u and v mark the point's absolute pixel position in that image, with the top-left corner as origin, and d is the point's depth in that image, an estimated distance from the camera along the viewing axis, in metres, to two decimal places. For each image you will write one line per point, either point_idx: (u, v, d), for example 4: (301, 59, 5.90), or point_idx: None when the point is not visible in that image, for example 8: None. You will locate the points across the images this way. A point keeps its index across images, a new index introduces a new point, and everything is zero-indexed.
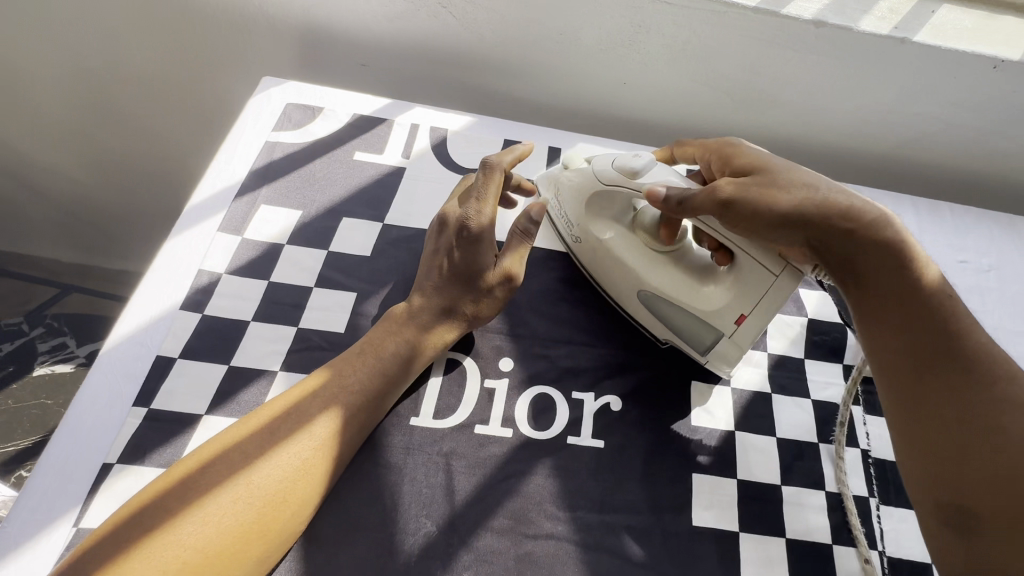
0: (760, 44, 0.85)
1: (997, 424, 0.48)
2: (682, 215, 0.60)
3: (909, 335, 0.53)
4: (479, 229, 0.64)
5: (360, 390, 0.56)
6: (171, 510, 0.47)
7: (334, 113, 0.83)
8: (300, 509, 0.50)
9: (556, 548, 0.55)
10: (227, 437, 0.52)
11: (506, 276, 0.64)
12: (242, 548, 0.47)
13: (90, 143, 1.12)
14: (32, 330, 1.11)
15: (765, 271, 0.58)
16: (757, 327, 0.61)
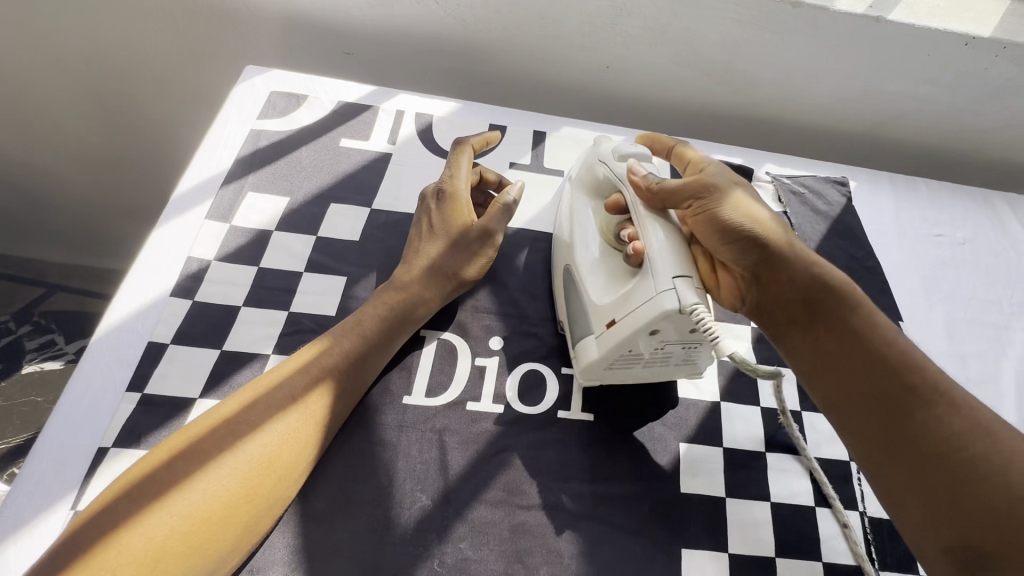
0: (739, 24, 0.86)
1: (954, 445, 0.48)
2: (654, 198, 0.59)
3: (853, 361, 0.55)
4: (452, 191, 0.68)
5: (348, 351, 0.59)
6: (163, 482, 0.48)
7: (318, 100, 0.83)
8: (290, 475, 0.51)
9: (549, 517, 0.57)
10: (217, 412, 0.53)
11: (484, 233, 0.67)
12: (234, 514, 0.48)
13: (71, 138, 1.10)
14: (19, 328, 1.10)
15: (652, 283, 0.53)
16: (615, 342, 0.55)
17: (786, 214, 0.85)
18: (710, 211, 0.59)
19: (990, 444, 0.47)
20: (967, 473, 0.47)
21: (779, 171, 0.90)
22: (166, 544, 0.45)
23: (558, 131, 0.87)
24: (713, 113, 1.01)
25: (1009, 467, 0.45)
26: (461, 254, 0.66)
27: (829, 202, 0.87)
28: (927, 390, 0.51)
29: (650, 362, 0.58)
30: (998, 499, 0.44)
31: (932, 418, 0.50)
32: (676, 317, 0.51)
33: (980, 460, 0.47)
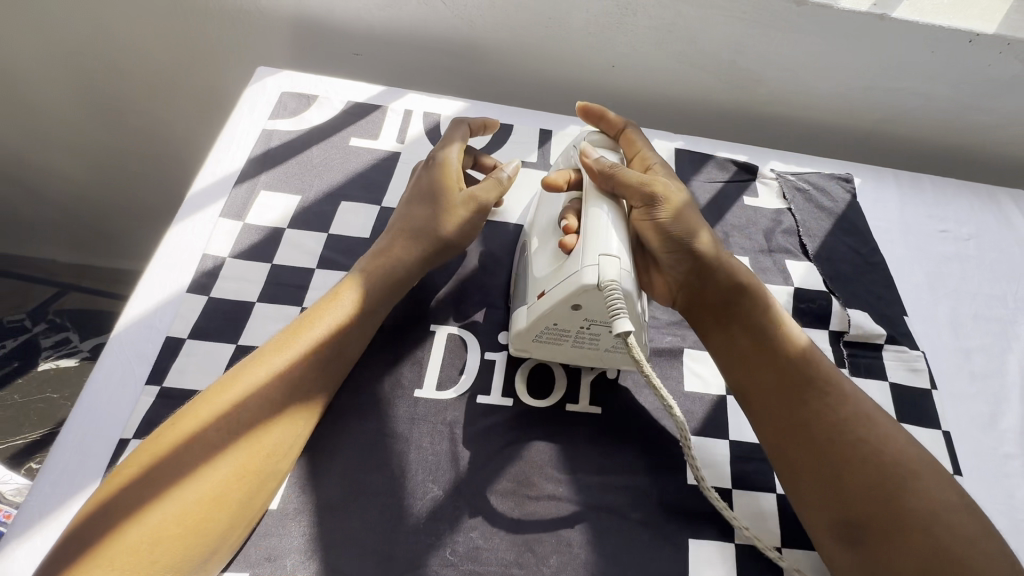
0: (744, 23, 0.87)
1: (841, 429, 0.56)
2: (603, 182, 0.62)
3: (768, 354, 0.61)
4: (444, 161, 0.68)
5: (330, 326, 0.58)
6: (153, 472, 0.48)
7: (328, 100, 0.85)
8: (281, 454, 0.52)
9: (558, 508, 0.58)
10: (203, 399, 0.52)
11: (471, 203, 0.66)
12: (229, 497, 0.48)
13: (85, 139, 1.12)
14: (35, 326, 1.13)
15: (580, 257, 0.56)
16: (540, 312, 0.59)
17: (790, 210, 0.85)
18: (656, 213, 0.62)
19: (871, 430, 0.55)
20: (851, 453, 0.54)
21: (783, 168, 0.91)
22: (164, 531, 0.46)
23: (564, 130, 0.88)
24: (719, 111, 1.02)
25: (883, 451, 0.54)
26: (444, 222, 0.66)
27: (834, 199, 0.87)
28: (824, 381, 0.59)
29: (577, 340, 0.61)
30: (876, 477, 0.53)
31: (824, 406, 0.58)
32: (593, 291, 0.54)
33: (860, 443, 0.55)
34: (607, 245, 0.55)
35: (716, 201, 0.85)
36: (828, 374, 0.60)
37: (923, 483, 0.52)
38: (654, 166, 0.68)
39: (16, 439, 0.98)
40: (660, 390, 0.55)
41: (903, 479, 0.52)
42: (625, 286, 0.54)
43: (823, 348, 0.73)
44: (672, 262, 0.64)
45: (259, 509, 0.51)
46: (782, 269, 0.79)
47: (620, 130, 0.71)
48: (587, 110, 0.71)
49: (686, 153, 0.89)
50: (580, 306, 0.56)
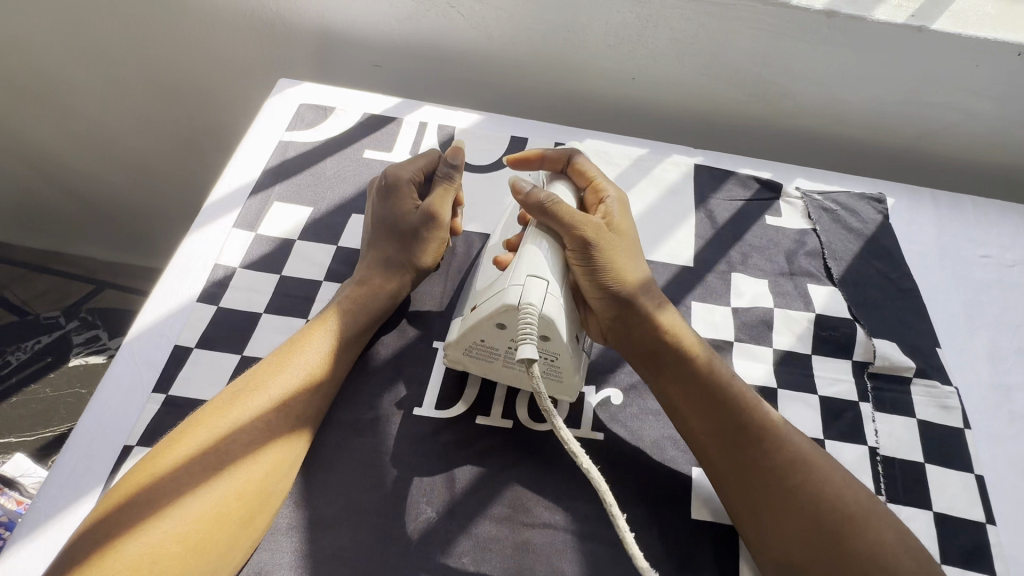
0: (772, 35, 0.84)
1: (780, 475, 0.54)
2: (533, 212, 0.62)
3: (706, 403, 0.59)
4: (398, 181, 0.68)
5: (318, 348, 0.59)
6: (152, 493, 0.48)
7: (345, 112, 0.86)
8: (283, 474, 0.53)
9: (554, 537, 0.56)
10: (205, 422, 0.52)
11: (433, 217, 0.67)
12: (231, 516, 0.49)
13: (121, 145, 1.17)
14: (68, 324, 1.18)
15: (507, 276, 0.58)
16: (467, 326, 0.60)
17: (815, 231, 0.81)
18: (591, 255, 0.61)
19: (812, 474, 0.54)
20: (795, 500, 0.53)
21: (810, 186, 0.87)
22: (164, 551, 0.46)
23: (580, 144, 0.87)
24: (744, 126, 0.98)
25: (824, 496, 0.53)
26: (416, 242, 0.67)
27: (864, 220, 0.83)
28: (762, 427, 0.57)
29: (506, 359, 0.61)
30: (818, 522, 0.52)
31: (761, 452, 0.56)
32: (513, 311, 0.56)
33: (801, 488, 0.53)
34: (537, 267, 0.58)
35: (736, 220, 0.82)
36: (766, 420, 0.57)
37: (865, 528, 0.51)
38: (606, 200, 0.66)
39: (44, 432, 1.02)
40: (600, 485, 0.50)
41: (844, 524, 0.51)
42: (544, 309, 0.56)
43: (845, 379, 0.69)
44: (598, 306, 0.62)
45: (258, 532, 0.51)
46: (804, 293, 0.75)
47: (567, 164, 0.68)
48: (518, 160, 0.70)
49: (707, 169, 0.86)
50: (504, 325, 0.57)
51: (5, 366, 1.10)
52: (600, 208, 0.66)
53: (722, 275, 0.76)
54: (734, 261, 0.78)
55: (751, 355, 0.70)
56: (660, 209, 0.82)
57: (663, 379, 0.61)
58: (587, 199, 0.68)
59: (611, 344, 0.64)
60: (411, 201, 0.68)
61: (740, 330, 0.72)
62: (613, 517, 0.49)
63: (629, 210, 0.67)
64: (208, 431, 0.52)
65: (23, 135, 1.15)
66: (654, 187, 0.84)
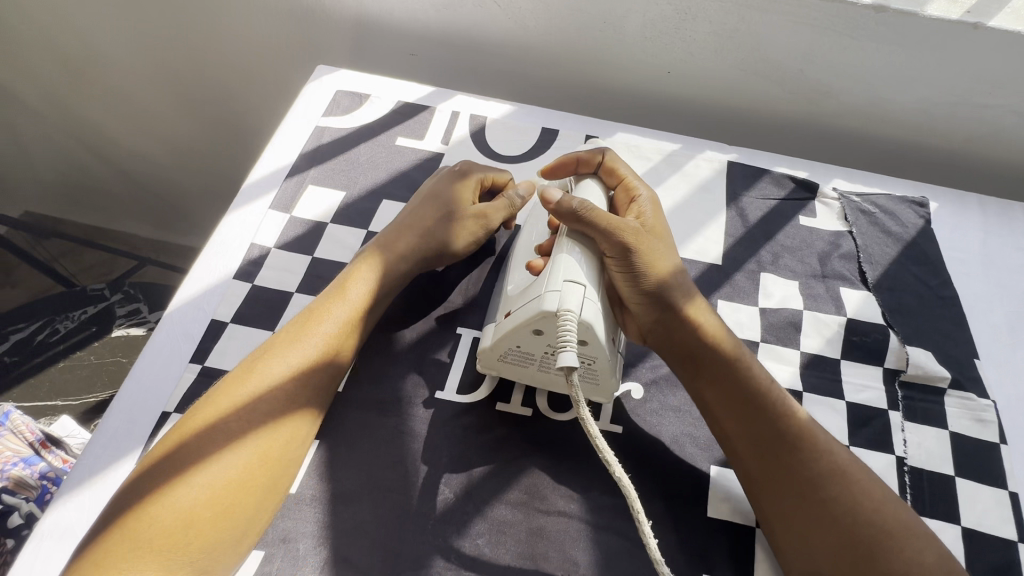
0: (816, 30, 0.81)
1: (815, 487, 0.53)
2: (570, 223, 0.60)
3: (743, 411, 0.58)
4: (471, 179, 0.71)
5: (333, 320, 0.60)
6: (181, 456, 0.50)
7: (380, 99, 0.87)
8: (302, 437, 0.55)
9: (568, 525, 0.57)
10: (223, 395, 0.54)
11: (482, 217, 0.70)
12: (253, 483, 0.51)
13: (166, 126, 1.22)
14: (112, 296, 1.22)
15: (544, 282, 0.56)
16: (504, 332, 0.59)
17: (851, 234, 0.79)
18: (630, 260, 0.60)
19: (849, 487, 0.53)
20: (829, 514, 0.52)
21: (848, 187, 0.84)
22: (196, 509, 0.48)
23: (611, 137, 0.86)
24: (782, 123, 0.95)
25: (859, 510, 0.52)
26: (455, 231, 0.69)
27: (903, 224, 0.80)
28: (797, 435, 0.56)
29: (543, 364, 0.60)
30: (851, 537, 0.51)
31: (795, 459, 0.55)
32: (551, 317, 0.55)
33: (836, 501, 0.52)
34: (575, 273, 0.56)
35: (768, 219, 0.80)
36: (806, 430, 0.56)
37: (901, 544, 0.50)
38: (639, 199, 0.67)
39: (90, 397, 1.08)
40: (630, 492, 0.50)
41: (879, 540, 0.50)
42: (581, 314, 0.55)
43: (875, 386, 0.67)
44: (642, 308, 0.62)
45: (279, 496, 0.53)
46: (836, 296, 0.74)
47: (600, 164, 0.68)
48: (552, 172, 0.70)
49: (740, 166, 0.85)
50: (541, 331, 0.56)
51: (54, 333, 1.15)
52: (634, 207, 0.66)
53: (750, 274, 0.75)
54: (764, 261, 0.76)
55: (776, 357, 0.69)
56: (691, 206, 0.81)
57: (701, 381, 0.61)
58: (619, 198, 0.68)
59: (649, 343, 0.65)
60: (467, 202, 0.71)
61: (766, 331, 0.71)
62: (642, 528, 0.50)
63: (658, 207, 0.67)
64: (231, 398, 0.54)
65: (77, 112, 1.21)
66: (684, 183, 0.83)
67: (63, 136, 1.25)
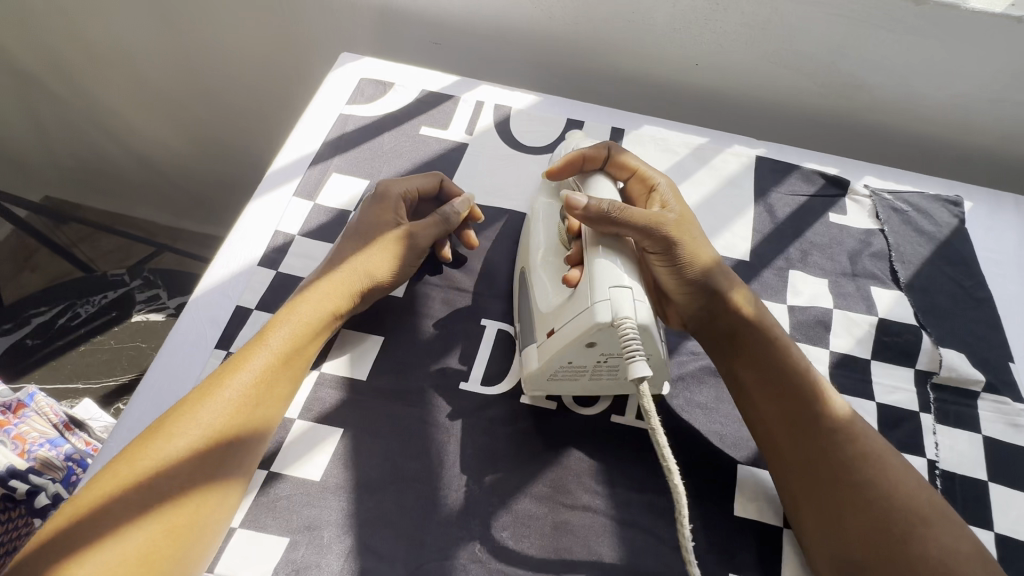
0: (851, 23, 0.80)
1: (847, 469, 0.53)
2: (602, 227, 0.58)
3: (777, 395, 0.58)
4: (386, 195, 0.68)
5: (259, 361, 0.56)
6: (88, 525, 0.46)
7: (404, 88, 0.86)
8: (228, 489, 0.51)
9: (592, 520, 0.56)
10: (139, 449, 0.50)
11: (405, 235, 0.65)
12: (168, 547, 0.47)
13: (187, 113, 1.22)
14: (132, 282, 1.22)
15: (589, 293, 0.55)
16: (551, 351, 0.58)
17: (882, 232, 0.77)
18: (675, 255, 0.60)
19: (881, 471, 0.52)
20: (859, 496, 0.52)
21: (880, 184, 0.82)
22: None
23: (637, 129, 0.85)
24: (812, 118, 0.93)
25: (894, 495, 0.51)
26: (377, 251, 0.64)
27: (937, 223, 0.78)
28: (835, 425, 0.55)
29: (594, 374, 0.59)
30: (885, 521, 0.50)
31: (834, 446, 0.54)
32: (608, 328, 0.53)
33: (870, 485, 0.52)
34: (619, 277, 0.55)
35: (798, 216, 0.79)
36: (839, 414, 0.56)
37: (937, 531, 0.49)
38: (658, 187, 0.65)
39: (110, 380, 1.07)
40: (681, 501, 0.47)
41: (913, 525, 0.49)
42: (639, 318, 0.54)
43: (906, 388, 0.66)
44: (681, 296, 0.62)
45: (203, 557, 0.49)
46: (867, 295, 0.72)
47: (606, 158, 0.66)
48: (557, 172, 0.67)
49: (769, 161, 0.83)
50: (595, 344, 0.55)
51: (74, 317, 1.14)
52: (654, 198, 0.65)
53: (778, 271, 0.74)
54: (793, 258, 0.75)
55: (805, 355, 0.68)
56: (717, 201, 0.79)
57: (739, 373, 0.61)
58: (632, 189, 0.67)
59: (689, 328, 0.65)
60: (395, 219, 0.67)
61: (795, 329, 0.69)
62: (682, 529, 0.47)
63: (677, 196, 0.65)
64: (145, 455, 0.50)
65: (98, 97, 1.21)
66: (712, 177, 0.81)
67: (84, 121, 1.26)
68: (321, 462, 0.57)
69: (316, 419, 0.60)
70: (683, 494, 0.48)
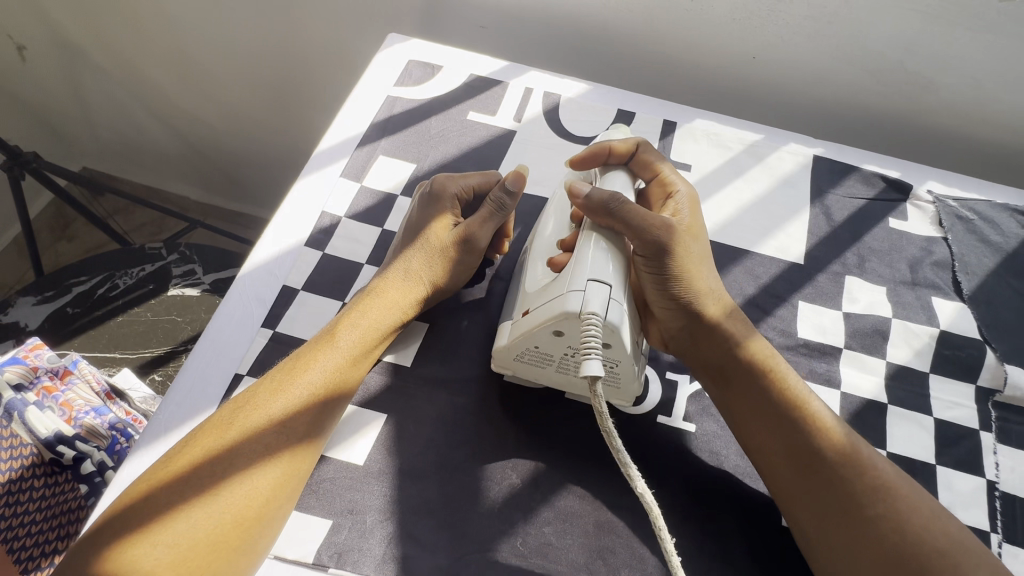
0: (925, 18, 0.76)
1: (858, 502, 0.51)
2: (600, 219, 0.57)
3: (771, 416, 0.55)
4: (441, 194, 0.66)
5: (326, 362, 0.56)
6: (152, 507, 0.47)
7: (452, 72, 0.85)
8: (295, 480, 0.52)
9: (636, 521, 0.55)
10: (207, 440, 0.51)
11: (466, 238, 0.64)
12: (228, 540, 0.47)
13: (229, 93, 1.23)
14: (168, 255, 1.17)
15: (567, 280, 0.53)
16: (522, 331, 0.56)
17: (946, 241, 0.74)
18: (665, 264, 0.58)
19: (894, 504, 0.50)
20: (871, 529, 0.49)
21: (944, 190, 0.78)
22: (180, 561, 0.45)
23: (689, 122, 0.82)
24: (871, 118, 0.90)
25: (906, 526, 0.49)
26: (439, 257, 0.64)
27: (1004, 233, 0.74)
28: (838, 448, 0.53)
29: (560, 365, 0.58)
30: (897, 557, 0.48)
31: (840, 473, 0.52)
32: (574, 319, 0.52)
33: (879, 515, 0.50)
34: (599, 272, 0.53)
35: (855, 219, 0.76)
36: (844, 440, 0.53)
37: (956, 563, 0.48)
38: (677, 194, 0.64)
39: (145, 351, 1.06)
40: (653, 509, 0.47)
41: (929, 558, 0.48)
42: (607, 317, 0.52)
43: (966, 404, 0.63)
44: (668, 312, 0.60)
45: (261, 551, 0.49)
46: (927, 305, 0.69)
47: (634, 153, 0.64)
48: (579, 161, 0.64)
49: (827, 161, 0.80)
50: (563, 333, 0.54)
51: (113, 287, 1.12)
52: (670, 204, 0.63)
53: (834, 276, 0.71)
54: (850, 264, 0.72)
55: (861, 364, 0.65)
56: (771, 200, 0.77)
57: (731, 398, 0.58)
58: (653, 191, 0.66)
59: (670, 348, 0.62)
60: (450, 223, 0.66)
61: (851, 338, 0.67)
62: (664, 543, 0.47)
63: (693, 208, 0.64)
64: (213, 446, 0.50)
65: (140, 71, 1.22)
66: (766, 176, 0.79)
67: (127, 95, 1.27)
68: (364, 445, 0.57)
69: (360, 404, 0.59)
70: (654, 504, 0.48)
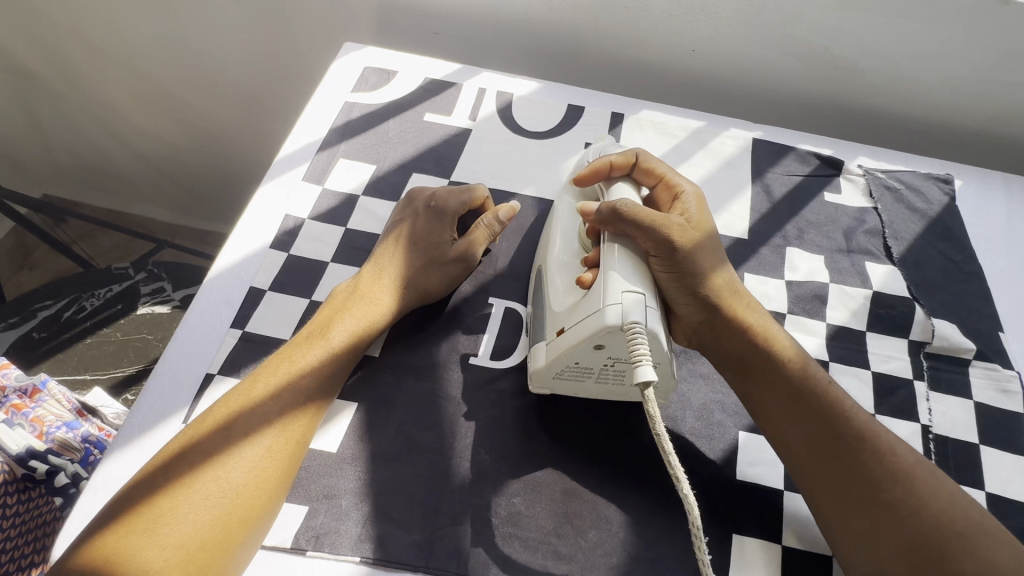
0: (842, 7, 0.82)
1: (876, 487, 0.52)
2: (610, 228, 0.60)
3: (792, 406, 0.57)
4: (440, 213, 0.70)
5: (318, 362, 0.58)
6: (153, 503, 0.48)
7: (407, 77, 0.88)
8: (290, 471, 0.54)
9: (601, 486, 0.58)
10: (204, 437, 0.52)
11: (462, 256, 0.68)
12: (229, 530, 0.49)
13: (188, 109, 1.23)
14: (136, 274, 1.17)
15: (602, 295, 0.55)
16: (561, 350, 0.57)
17: (876, 210, 0.80)
18: (676, 260, 0.59)
19: (914, 487, 0.51)
20: (891, 513, 0.51)
21: (873, 164, 0.84)
22: (183, 552, 0.47)
23: (636, 113, 0.87)
24: (804, 102, 0.96)
25: (925, 510, 0.50)
26: (435, 273, 0.67)
27: (929, 201, 0.81)
28: (857, 437, 0.54)
29: (600, 377, 0.59)
30: (916, 538, 0.49)
31: (859, 459, 0.53)
32: (617, 332, 0.54)
33: (900, 501, 0.51)
34: (631, 282, 0.56)
35: (793, 195, 0.81)
36: (864, 426, 0.55)
37: (971, 544, 0.48)
38: (683, 194, 0.65)
39: (116, 371, 1.06)
40: (692, 512, 0.47)
41: (947, 541, 0.49)
42: (648, 325, 0.54)
43: (900, 357, 0.68)
44: (690, 308, 0.61)
45: (257, 540, 0.51)
46: (861, 270, 0.75)
47: (635, 164, 0.67)
48: (584, 178, 0.67)
49: (765, 143, 0.85)
50: (603, 346, 0.55)
51: (80, 310, 1.10)
52: (678, 204, 0.64)
53: (776, 248, 0.76)
54: (790, 236, 0.77)
55: (803, 327, 0.70)
56: (715, 181, 0.82)
57: (750, 389, 0.60)
58: (659, 195, 0.67)
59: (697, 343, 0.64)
60: (449, 235, 0.69)
61: (793, 304, 0.71)
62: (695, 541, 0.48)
63: (701, 207, 0.65)
64: (212, 443, 0.52)
65: (97, 92, 1.22)
66: (710, 159, 0.83)
67: (84, 116, 1.26)
68: (336, 433, 0.59)
69: None
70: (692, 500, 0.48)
